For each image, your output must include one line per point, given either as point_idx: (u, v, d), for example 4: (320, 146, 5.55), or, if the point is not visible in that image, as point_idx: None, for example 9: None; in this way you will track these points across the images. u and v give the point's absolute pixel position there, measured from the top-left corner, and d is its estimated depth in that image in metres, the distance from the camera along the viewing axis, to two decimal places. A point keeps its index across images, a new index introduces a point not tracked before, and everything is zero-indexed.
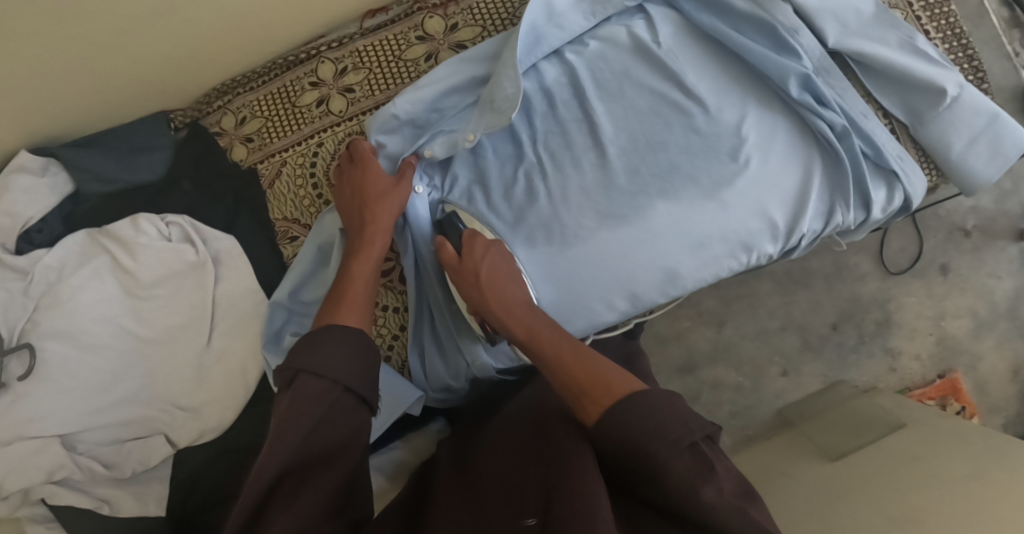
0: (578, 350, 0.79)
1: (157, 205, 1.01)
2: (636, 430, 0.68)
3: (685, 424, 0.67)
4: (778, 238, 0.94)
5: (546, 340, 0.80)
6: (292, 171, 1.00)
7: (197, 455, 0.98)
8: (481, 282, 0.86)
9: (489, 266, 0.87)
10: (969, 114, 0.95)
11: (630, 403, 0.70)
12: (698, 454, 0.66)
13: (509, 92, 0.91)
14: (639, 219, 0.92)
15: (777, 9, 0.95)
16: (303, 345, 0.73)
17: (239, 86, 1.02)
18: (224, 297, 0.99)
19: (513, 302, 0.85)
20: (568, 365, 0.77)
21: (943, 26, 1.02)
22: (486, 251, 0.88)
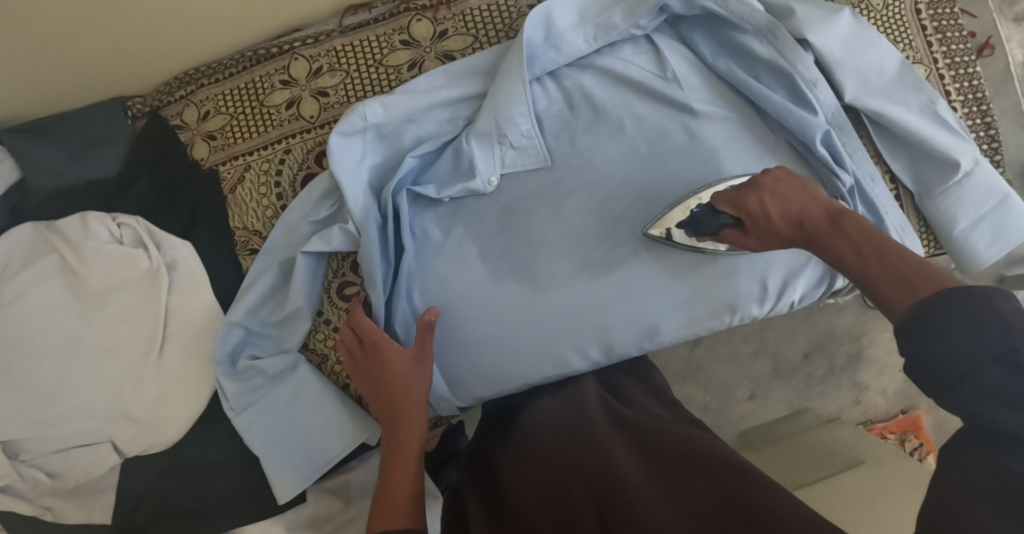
0: (890, 252, 0.63)
1: (111, 204, 0.93)
2: (945, 350, 0.54)
3: (1008, 332, 0.52)
4: (767, 301, 0.90)
5: (846, 251, 0.65)
6: (256, 177, 0.92)
7: (145, 469, 0.94)
8: (792, 228, 0.69)
9: (773, 199, 0.71)
10: (979, 193, 0.92)
11: (942, 303, 0.55)
12: (1016, 368, 0.51)
13: (525, 129, 0.87)
14: (622, 270, 0.88)
15: (799, 59, 0.87)
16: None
17: (204, 77, 0.93)
18: (177, 310, 0.93)
19: (814, 224, 0.68)
20: (886, 277, 0.61)
21: (966, 88, 0.97)
22: (769, 189, 0.71)
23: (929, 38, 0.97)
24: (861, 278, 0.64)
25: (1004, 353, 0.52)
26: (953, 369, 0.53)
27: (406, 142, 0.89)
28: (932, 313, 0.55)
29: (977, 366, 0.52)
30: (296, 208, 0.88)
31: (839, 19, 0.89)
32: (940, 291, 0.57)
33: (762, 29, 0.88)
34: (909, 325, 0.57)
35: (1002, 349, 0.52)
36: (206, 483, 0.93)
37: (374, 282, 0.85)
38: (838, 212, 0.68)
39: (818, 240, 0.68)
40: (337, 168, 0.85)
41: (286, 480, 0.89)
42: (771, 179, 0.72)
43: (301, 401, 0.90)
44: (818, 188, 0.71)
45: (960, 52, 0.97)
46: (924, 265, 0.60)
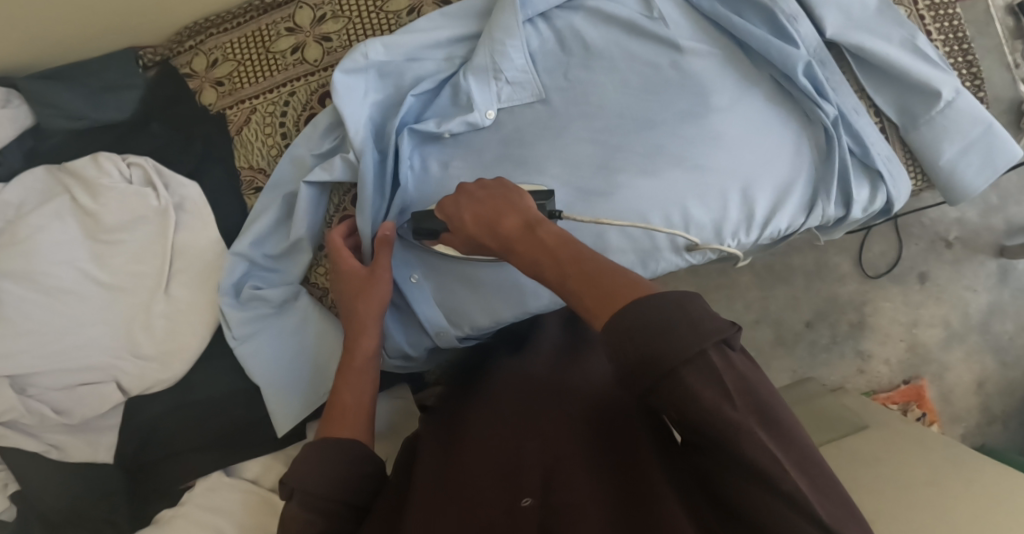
0: (584, 260, 0.66)
1: (123, 145, 0.97)
2: (641, 347, 0.58)
3: (695, 331, 0.56)
4: (752, 229, 0.93)
5: (544, 260, 0.68)
6: (261, 118, 0.95)
7: (153, 406, 0.95)
8: (484, 231, 0.75)
9: (477, 204, 0.76)
10: (964, 121, 0.94)
11: (632, 310, 0.59)
12: (707, 368, 0.56)
13: (520, 64, 0.90)
14: (615, 194, 0.89)
15: None
16: (300, 460, 0.71)
17: (213, 27, 0.98)
18: (185, 245, 0.95)
19: (510, 234, 0.72)
20: (581, 283, 0.64)
21: (945, 27, 1.01)
22: (475, 195, 0.77)
23: None
24: (556, 283, 0.67)
25: (695, 357, 0.56)
26: (656, 370, 0.57)
27: (407, 79, 0.92)
28: (625, 320, 0.59)
29: (677, 372, 0.56)
30: (300, 142, 0.91)
31: None
32: (629, 306, 0.60)
33: None
34: (611, 333, 0.59)
35: (692, 354, 0.56)
36: (212, 415, 0.95)
37: (364, 208, 0.88)
38: (536, 219, 0.72)
39: (514, 247, 0.71)
40: (340, 101, 0.88)
41: (284, 408, 0.91)
42: (477, 184, 0.78)
43: (305, 331, 0.92)
44: (529, 195, 0.75)
45: None
46: (609, 271, 0.64)
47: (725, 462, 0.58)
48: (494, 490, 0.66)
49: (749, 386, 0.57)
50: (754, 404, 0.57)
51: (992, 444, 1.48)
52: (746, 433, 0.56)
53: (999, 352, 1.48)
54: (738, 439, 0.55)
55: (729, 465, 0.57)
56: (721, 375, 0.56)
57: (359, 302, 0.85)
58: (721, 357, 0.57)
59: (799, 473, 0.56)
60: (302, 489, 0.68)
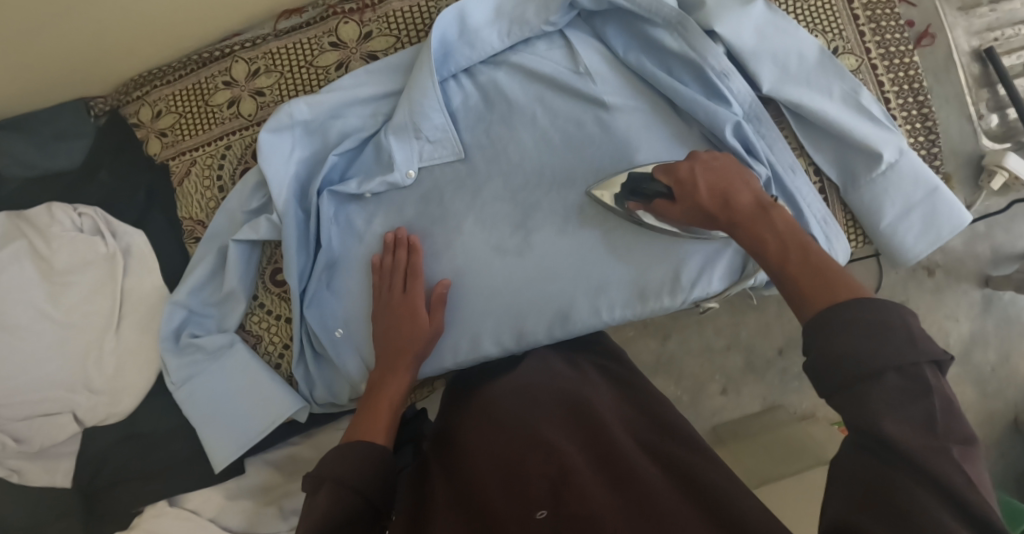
0: (810, 249, 0.67)
1: (75, 193, 1.01)
2: (862, 348, 0.56)
3: (914, 346, 0.55)
4: (678, 292, 0.89)
5: (771, 240, 0.70)
6: (200, 171, 0.99)
7: (104, 436, 1.01)
8: (716, 202, 0.75)
9: (708, 174, 0.77)
10: (907, 183, 0.89)
11: (861, 302, 0.59)
12: (915, 380, 0.55)
13: (438, 123, 0.89)
14: (528, 251, 0.91)
15: (709, 51, 0.87)
16: (333, 456, 0.73)
17: (156, 79, 1.01)
18: (133, 289, 1.00)
19: (757, 214, 0.72)
20: (805, 271, 0.66)
21: (901, 78, 0.96)
22: (710, 169, 0.78)
23: (861, 27, 0.96)
24: (778, 270, 0.68)
25: (908, 366, 0.55)
26: (860, 371, 0.56)
27: (332, 136, 0.93)
28: (838, 316, 0.59)
29: (882, 376, 0.55)
30: (233, 196, 0.94)
31: (751, 10, 0.89)
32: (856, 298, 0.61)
33: (672, 22, 0.88)
34: (827, 325, 0.59)
35: (906, 363, 0.55)
36: (156, 448, 1.01)
37: (288, 266, 0.90)
38: (770, 203, 0.73)
39: (759, 224, 0.71)
40: (265, 161, 0.90)
41: (219, 447, 0.95)
42: (708, 157, 0.80)
43: (237, 376, 0.96)
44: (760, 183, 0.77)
45: (895, 41, 0.96)
46: (838, 269, 0.64)
47: (897, 460, 0.52)
48: (500, 495, 0.68)
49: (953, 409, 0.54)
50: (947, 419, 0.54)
51: None
52: (942, 449, 0.52)
53: (979, 382, 1.42)
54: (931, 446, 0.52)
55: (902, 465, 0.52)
56: (932, 391, 0.54)
57: (390, 331, 0.85)
58: (934, 377, 0.55)
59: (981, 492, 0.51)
60: (332, 482, 0.70)
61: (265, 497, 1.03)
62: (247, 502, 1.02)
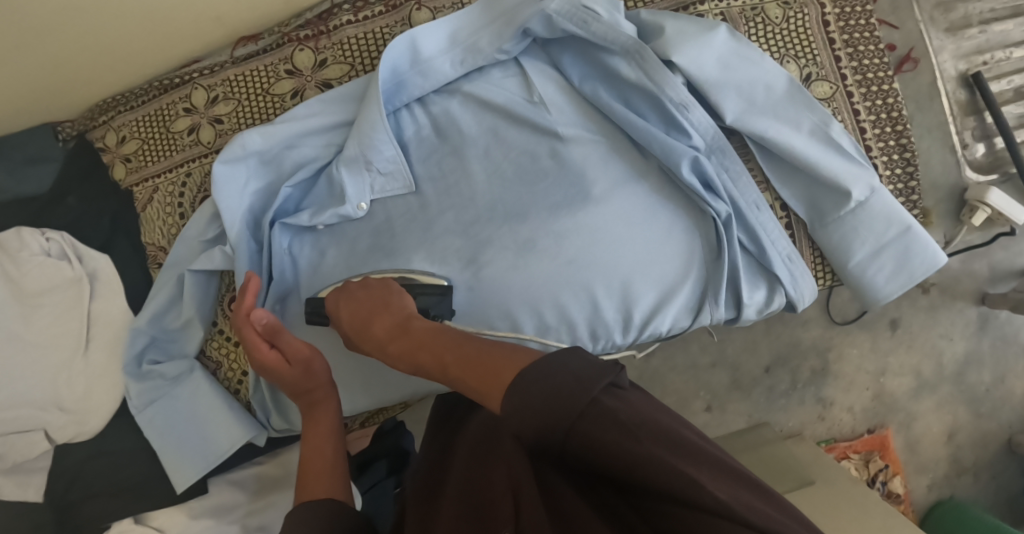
0: (466, 351, 0.66)
1: (42, 217, 1.02)
2: (543, 392, 0.56)
3: (584, 389, 0.55)
4: (630, 331, 0.89)
5: (426, 360, 0.69)
6: (162, 198, 1.00)
7: (74, 454, 1.02)
8: (384, 330, 0.74)
9: (347, 301, 0.79)
10: (877, 222, 0.85)
11: (526, 378, 0.58)
12: (597, 414, 0.54)
13: (389, 155, 0.88)
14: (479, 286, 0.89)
15: (667, 83, 0.84)
16: (289, 525, 0.67)
17: (120, 105, 1.02)
18: (100, 312, 1.02)
19: (404, 322, 0.74)
20: (461, 368, 0.65)
21: (878, 106, 0.91)
22: (358, 290, 0.80)
23: (837, 52, 0.90)
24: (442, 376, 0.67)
25: (591, 405, 0.55)
26: (569, 415, 0.54)
27: (286, 167, 0.93)
28: (517, 395, 0.57)
29: (574, 422, 0.54)
30: (193, 225, 0.95)
31: (712, 38, 0.84)
32: (515, 373, 0.59)
33: (629, 50, 0.85)
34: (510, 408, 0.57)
35: (586, 404, 0.55)
36: (122, 467, 1.03)
37: None
38: (412, 315, 0.75)
39: (409, 337, 0.72)
40: (219, 193, 0.90)
41: (179, 471, 0.96)
42: (358, 285, 0.81)
43: (197, 401, 0.97)
44: (404, 293, 0.78)
45: (873, 67, 0.91)
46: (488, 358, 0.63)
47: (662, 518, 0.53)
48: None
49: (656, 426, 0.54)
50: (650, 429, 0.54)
51: (962, 498, 1.37)
52: (635, 457, 0.53)
53: (972, 402, 1.38)
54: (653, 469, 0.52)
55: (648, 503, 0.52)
56: (619, 414, 0.54)
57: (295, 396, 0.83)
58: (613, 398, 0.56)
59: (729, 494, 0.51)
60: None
61: (229, 515, 1.05)
62: (208, 522, 1.03)
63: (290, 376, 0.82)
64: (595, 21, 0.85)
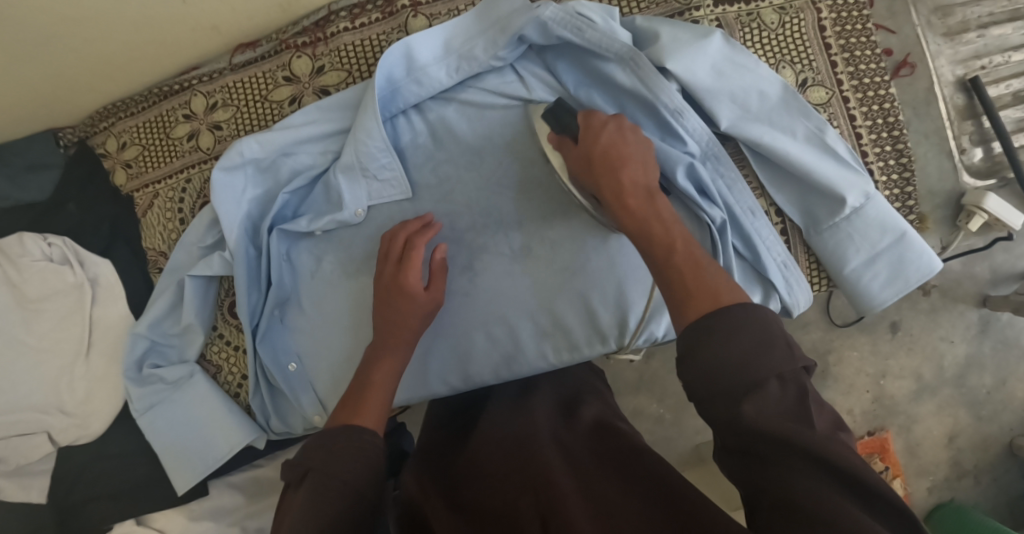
0: (694, 251, 0.67)
1: (44, 224, 1.04)
2: (737, 355, 0.58)
3: (789, 352, 0.58)
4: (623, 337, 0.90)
5: (655, 225, 0.70)
6: (162, 203, 1.00)
7: (77, 455, 1.05)
8: (642, 194, 0.73)
9: (609, 135, 0.77)
10: (872, 229, 0.85)
11: (728, 321, 0.59)
12: (793, 391, 0.57)
13: (386, 162, 0.89)
14: (473, 290, 0.91)
15: (663, 90, 0.83)
16: (319, 446, 0.68)
17: (120, 112, 1.03)
18: (101, 317, 1.03)
19: (661, 215, 0.70)
20: (686, 265, 0.66)
21: (875, 112, 0.91)
22: (613, 130, 0.77)
23: (833, 57, 0.90)
24: (660, 261, 0.68)
25: (788, 372, 0.58)
26: (743, 377, 0.57)
27: (284, 176, 0.94)
28: (719, 322, 0.60)
29: (718, 351, 0.59)
30: (191, 231, 0.96)
31: (707, 45, 0.84)
32: (728, 306, 0.61)
33: (624, 56, 0.85)
34: (706, 330, 0.60)
35: (785, 370, 0.58)
36: (121, 469, 1.04)
37: (238, 303, 0.91)
38: (655, 191, 0.73)
39: (626, 194, 0.72)
40: (217, 200, 0.90)
41: (181, 475, 0.98)
42: (630, 126, 0.79)
43: (195, 406, 0.98)
44: (655, 168, 0.77)
45: (870, 71, 0.91)
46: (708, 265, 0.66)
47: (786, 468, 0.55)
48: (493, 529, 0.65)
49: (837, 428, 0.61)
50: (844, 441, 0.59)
51: (963, 501, 1.37)
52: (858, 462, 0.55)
53: (973, 406, 1.37)
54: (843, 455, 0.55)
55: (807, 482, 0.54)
56: (807, 395, 0.57)
57: (388, 318, 0.83)
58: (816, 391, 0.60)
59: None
60: (319, 473, 0.65)
61: (227, 518, 1.06)
62: (208, 524, 1.05)
63: (415, 313, 0.83)
64: (589, 29, 0.85)
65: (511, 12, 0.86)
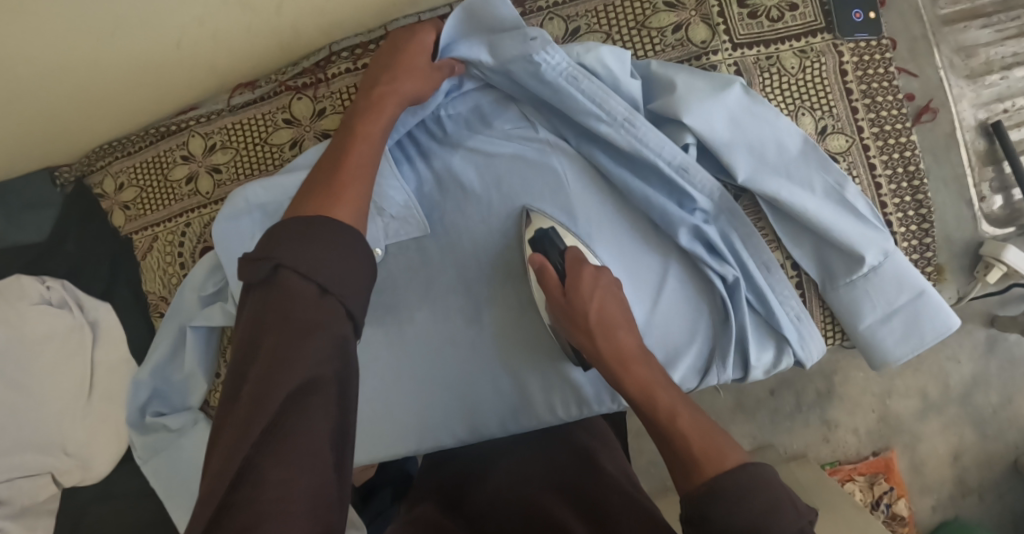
0: (695, 413, 0.64)
1: (41, 265, 1.02)
2: (760, 504, 0.56)
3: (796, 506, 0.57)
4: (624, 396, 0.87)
5: (661, 396, 0.66)
6: (162, 247, 0.98)
7: (83, 495, 1.04)
8: (629, 348, 0.70)
9: (599, 299, 0.72)
10: (889, 286, 0.84)
11: (741, 479, 0.57)
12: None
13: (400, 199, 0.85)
14: (480, 342, 0.88)
15: (663, 146, 0.82)
16: (295, 230, 0.57)
17: (117, 151, 1.00)
18: (102, 361, 1.02)
19: (653, 380, 0.67)
20: (693, 428, 0.63)
21: (895, 160, 0.88)
22: (596, 282, 0.73)
23: (854, 103, 0.87)
24: (652, 421, 0.66)
25: (803, 530, 0.56)
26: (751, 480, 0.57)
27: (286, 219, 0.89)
28: (739, 489, 0.57)
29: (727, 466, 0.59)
30: (192, 276, 0.93)
31: (726, 95, 0.80)
32: (743, 465, 0.59)
33: (620, 116, 0.82)
34: (726, 492, 0.57)
35: (802, 525, 0.56)
36: (128, 509, 1.04)
37: None
38: (649, 351, 0.71)
39: (625, 361, 0.69)
40: (221, 245, 0.89)
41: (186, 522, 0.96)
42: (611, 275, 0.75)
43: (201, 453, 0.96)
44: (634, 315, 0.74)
45: (891, 118, 0.88)
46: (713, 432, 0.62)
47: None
48: None
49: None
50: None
51: (966, 519, 1.33)
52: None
53: (978, 424, 1.33)
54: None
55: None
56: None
57: (389, 72, 0.77)
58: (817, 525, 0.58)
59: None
60: (295, 272, 0.55)
61: None
62: None
63: (408, 73, 0.77)
64: (585, 78, 0.81)
65: (504, 34, 0.81)
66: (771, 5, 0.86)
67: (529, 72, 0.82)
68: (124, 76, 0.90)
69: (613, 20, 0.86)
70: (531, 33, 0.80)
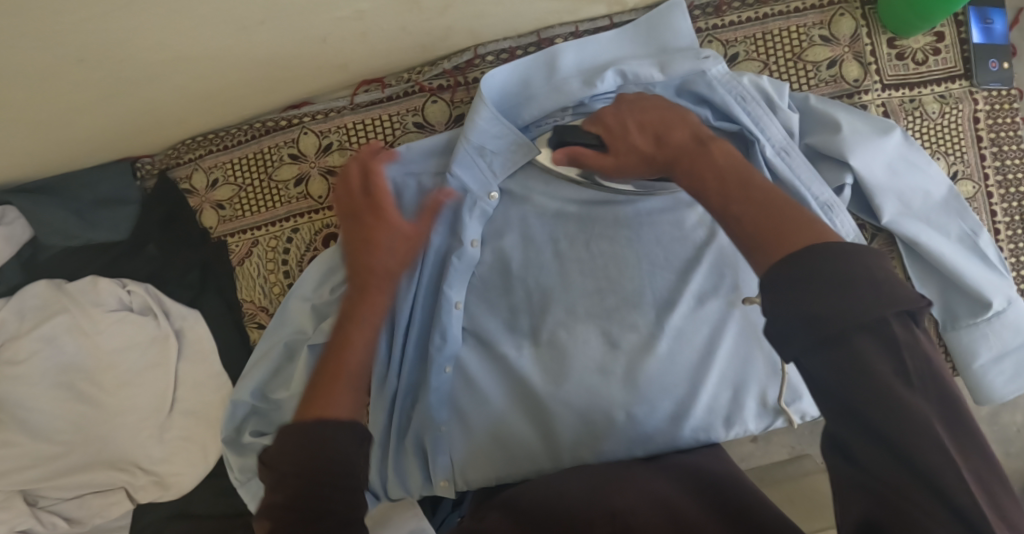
0: (753, 184, 0.56)
1: (120, 267, 0.95)
2: (848, 272, 0.46)
3: (919, 346, 0.46)
4: (741, 424, 0.86)
5: (708, 177, 0.58)
6: (264, 253, 0.91)
7: (158, 510, 0.96)
8: (652, 144, 0.65)
9: (644, 116, 0.69)
10: (1006, 331, 0.87)
11: (827, 250, 0.48)
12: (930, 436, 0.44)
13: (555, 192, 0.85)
14: (614, 370, 0.83)
15: (813, 184, 0.80)
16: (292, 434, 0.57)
17: (213, 144, 0.91)
18: (186, 375, 0.94)
19: (707, 153, 0.60)
20: (744, 209, 0.54)
21: (1014, 208, 0.91)
22: (622, 115, 0.71)
23: (983, 150, 0.90)
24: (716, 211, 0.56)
25: (874, 324, 0.45)
26: (834, 325, 0.45)
27: None
28: (791, 274, 0.47)
29: (834, 263, 0.47)
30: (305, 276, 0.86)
31: (887, 140, 0.82)
32: (814, 243, 0.49)
33: (778, 144, 0.80)
34: (808, 259, 0.47)
35: (873, 320, 0.45)
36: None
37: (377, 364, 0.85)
38: (707, 137, 0.63)
39: (684, 151, 0.62)
40: None
41: None
42: (637, 100, 0.73)
43: None
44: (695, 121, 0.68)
45: (1014, 167, 0.90)
46: (800, 212, 0.52)
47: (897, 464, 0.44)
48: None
49: (932, 372, 0.46)
50: (928, 380, 0.46)
51: None
52: (927, 434, 0.44)
53: (1003, 441, 1.08)
54: (915, 423, 0.44)
55: (867, 394, 0.45)
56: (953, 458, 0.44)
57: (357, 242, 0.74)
58: (904, 329, 0.46)
59: (980, 492, 0.44)
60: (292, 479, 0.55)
61: None
62: None
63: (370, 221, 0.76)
64: (755, 102, 0.81)
65: (675, 50, 0.82)
66: (917, 48, 0.88)
67: (701, 88, 0.81)
68: (250, 74, 0.82)
69: (770, 50, 0.87)
70: (704, 51, 0.80)
